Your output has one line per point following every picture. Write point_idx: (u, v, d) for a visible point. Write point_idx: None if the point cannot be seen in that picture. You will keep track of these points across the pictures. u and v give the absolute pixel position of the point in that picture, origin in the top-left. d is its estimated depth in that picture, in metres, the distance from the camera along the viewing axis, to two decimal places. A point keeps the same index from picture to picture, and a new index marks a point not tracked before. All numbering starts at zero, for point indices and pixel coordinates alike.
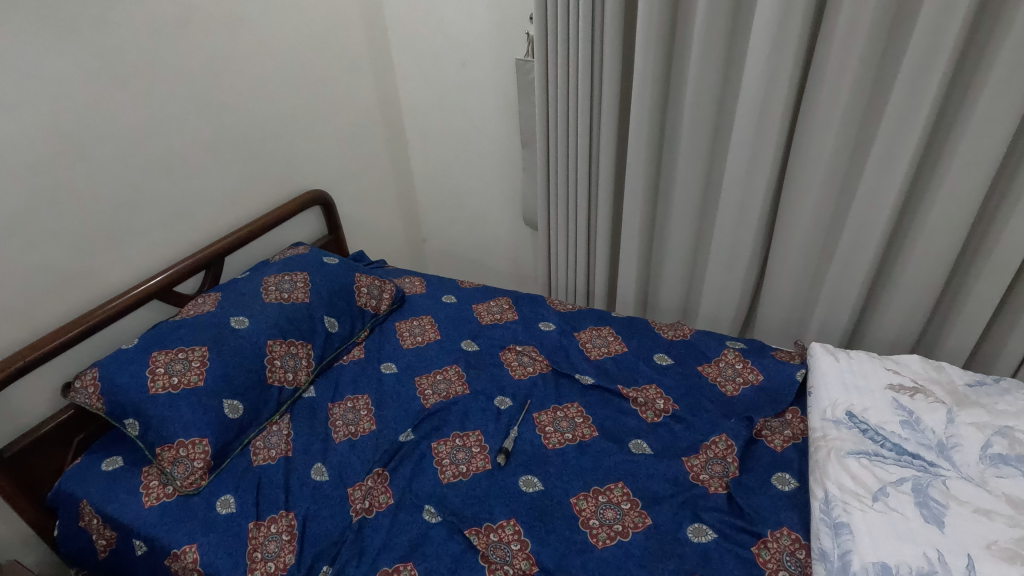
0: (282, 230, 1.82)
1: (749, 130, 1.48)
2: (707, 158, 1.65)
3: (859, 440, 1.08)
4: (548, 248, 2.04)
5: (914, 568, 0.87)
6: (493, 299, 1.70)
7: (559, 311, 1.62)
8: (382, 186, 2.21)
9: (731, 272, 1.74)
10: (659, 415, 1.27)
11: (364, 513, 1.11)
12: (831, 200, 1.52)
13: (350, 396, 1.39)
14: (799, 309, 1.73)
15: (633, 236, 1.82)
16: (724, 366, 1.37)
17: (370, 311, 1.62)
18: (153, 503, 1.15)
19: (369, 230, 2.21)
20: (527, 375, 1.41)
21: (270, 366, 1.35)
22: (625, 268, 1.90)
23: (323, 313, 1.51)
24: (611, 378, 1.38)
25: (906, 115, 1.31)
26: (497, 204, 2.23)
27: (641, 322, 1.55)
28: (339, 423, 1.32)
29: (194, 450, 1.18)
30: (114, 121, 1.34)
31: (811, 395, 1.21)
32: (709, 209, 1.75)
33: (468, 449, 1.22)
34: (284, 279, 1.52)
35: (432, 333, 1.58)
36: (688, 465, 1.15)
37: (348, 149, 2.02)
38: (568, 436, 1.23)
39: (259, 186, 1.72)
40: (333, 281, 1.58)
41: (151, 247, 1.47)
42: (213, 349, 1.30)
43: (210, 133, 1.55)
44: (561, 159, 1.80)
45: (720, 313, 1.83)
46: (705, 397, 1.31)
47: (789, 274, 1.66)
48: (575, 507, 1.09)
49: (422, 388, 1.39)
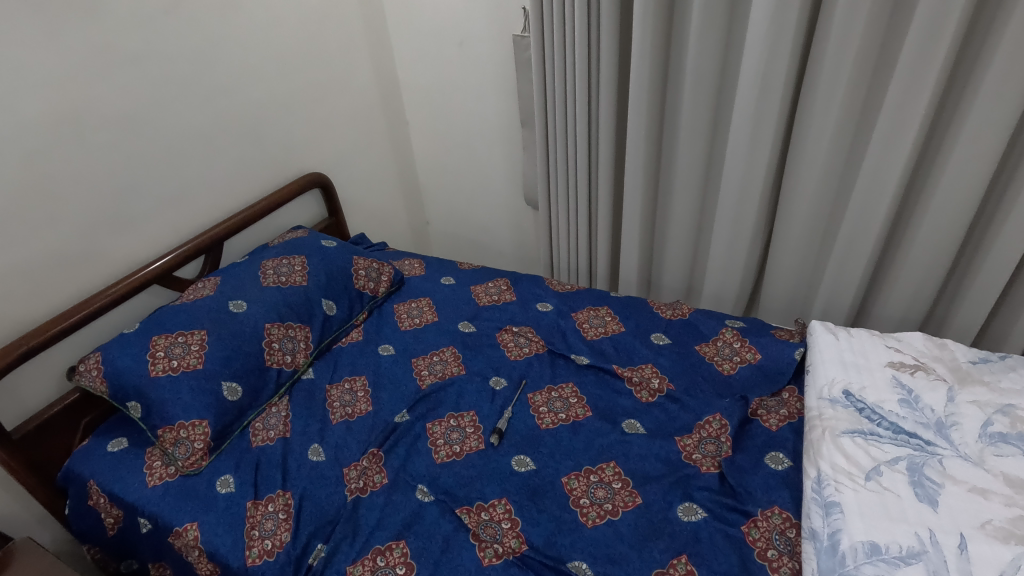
0: (282, 213, 1.82)
1: (749, 107, 1.44)
2: (708, 135, 1.61)
3: (855, 419, 1.07)
4: (549, 229, 2.03)
5: (904, 548, 0.86)
6: (491, 280, 1.69)
7: (558, 292, 1.61)
8: (383, 170, 2.21)
9: (734, 250, 1.71)
10: (654, 395, 1.25)
11: (358, 493, 1.12)
12: (834, 176, 1.49)
13: (347, 377, 1.41)
14: (802, 289, 1.71)
15: (633, 215, 1.80)
16: (722, 345, 1.36)
17: (368, 293, 1.62)
18: (156, 482, 1.19)
19: (371, 213, 2.21)
20: (523, 356, 1.40)
21: (268, 349, 1.37)
22: (627, 247, 1.88)
23: (320, 296, 1.52)
24: (607, 359, 1.37)
25: (912, 87, 1.26)
26: (499, 184, 2.21)
27: (639, 302, 1.53)
28: (337, 404, 1.33)
29: (194, 431, 1.21)
30: (107, 109, 1.34)
31: (809, 373, 1.20)
32: (712, 187, 1.73)
33: (462, 430, 1.23)
34: (282, 263, 1.53)
35: (430, 315, 1.58)
36: (681, 444, 1.13)
37: (347, 132, 2.01)
38: (561, 416, 1.23)
39: (257, 171, 1.72)
40: (331, 264, 1.59)
41: (150, 234, 1.48)
42: (212, 333, 1.33)
43: (205, 119, 1.55)
44: (560, 138, 1.77)
45: (723, 292, 1.82)
46: (700, 375, 1.29)
47: (792, 252, 1.63)
48: (566, 487, 1.08)
49: (418, 369, 1.40)
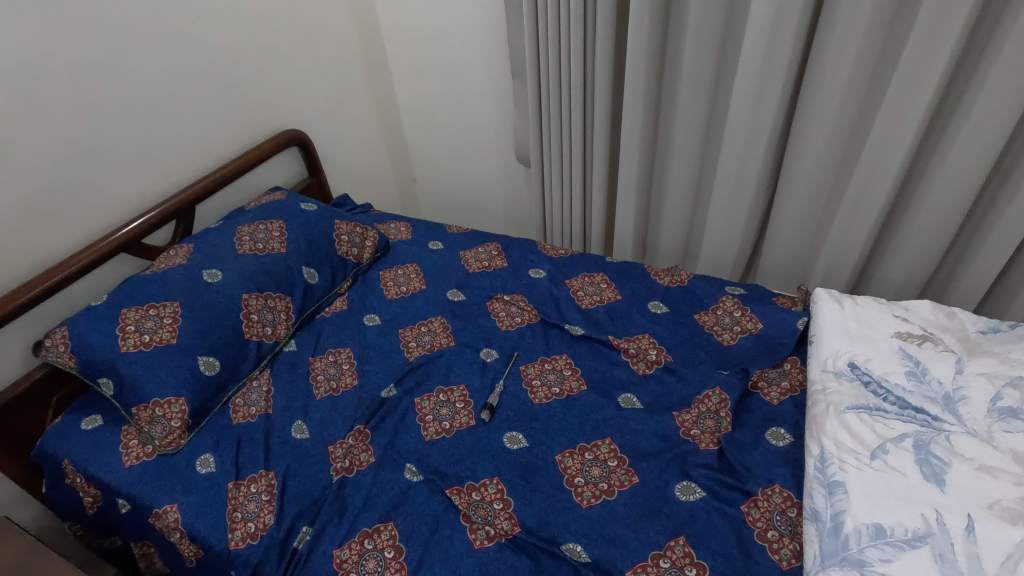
0: (259, 174, 1.71)
1: (755, 56, 1.35)
2: (710, 88, 1.52)
3: (860, 394, 1.03)
4: (542, 189, 1.94)
5: (909, 530, 0.83)
6: (481, 245, 1.61)
7: (550, 257, 1.54)
8: (366, 127, 2.09)
9: (734, 212, 1.65)
10: (651, 367, 1.20)
11: (344, 473, 1.08)
12: (844, 132, 1.40)
13: (331, 349, 1.35)
14: (805, 252, 1.65)
15: (630, 174, 1.72)
16: (722, 314, 1.30)
17: (352, 260, 1.54)
18: (133, 462, 1.14)
19: (355, 173, 2.10)
20: (515, 326, 1.34)
21: (247, 321, 1.31)
22: (623, 208, 1.80)
23: (301, 264, 1.44)
24: (602, 329, 1.31)
25: (933, 37, 1.17)
26: (489, 141, 2.10)
27: (635, 268, 1.47)
28: (321, 378, 1.28)
29: (171, 409, 1.16)
30: (59, 61, 1.22)
31: (812, 345, 1.15)
32: (713, 144, 1.64)
33: (452, 405, 1.18)
34: (259, 228, 1.45)
35: (417, 283, 1.51)
36: (679, 420, 1.08)
37: (326, 86, 1.88)
38: (555, 390, 1.18)
39: (229, 127, 1.60)
40: (312, 229, 1.50)
41: (115, 198, 1.38)
42: (186, 305, 1.26)
43: (170, 71, 1.43)
44: (553, 92, 1.67)
45: (722, 255, 1.76)
46: (699, 346, 1.24)
47: (795, 214, 1.57)
48: (560, 465, 1.04)
49: (405, 341, 1.34)
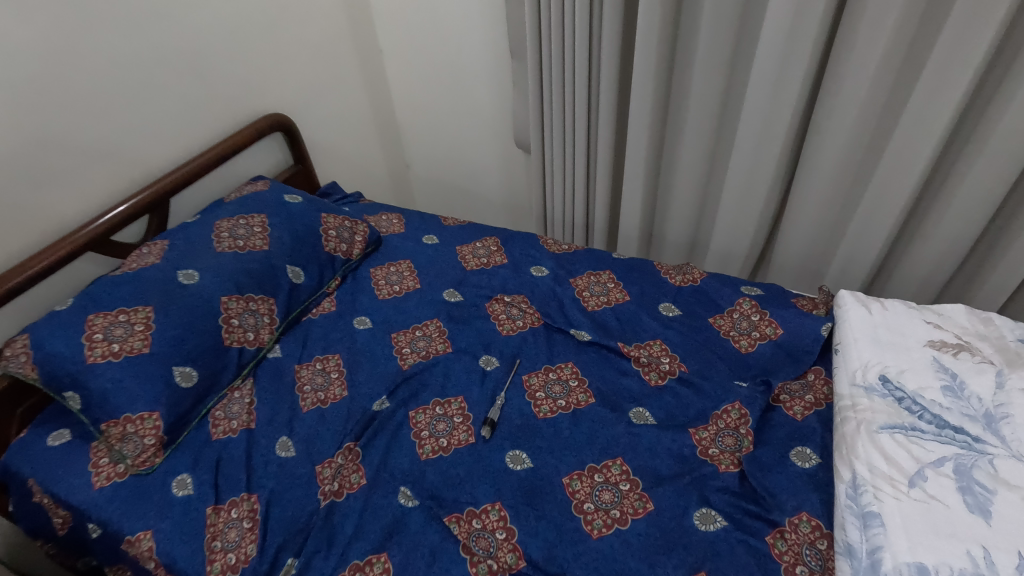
0: (240, 163, 1.59)
1: (778, 34, 1.24)
2: (726, 69, 1.41)
3: (894, 412, 0.95)
4: (543, 176, 1.83)
5: (955, 571, 0.76)
6: (479, 239, 1.51)
7: (553, 253, 1.44)
8: (356, 109, 1.96)
9: (749, 202, 1.55)
10: (664, 377, 1.11)
11: (333, 497, 0.99)
12: (871, 118, 1.30)
13: (319, 356, 1.25)
14: (822, 245, 1.56)
15: (638, 162, 1.61)
16: (739, 318, 1.21)
17: (341, 256, 1.44)
18: (103, 484, 1.05)
19: (344, 159, 1.98)
20: (516, 330, 1.25)
21: (226, 326, 1.21)
22: (629, 197, 1.70)
23: (285, 262, 1.33)
24: (611, 334, 1.22)
25: (978, 15, 1.06)
26: (486, 124, 1.98)
27: (644, 265, 1.37)
28: (307, 389, 1.18)
29: (143, 426, 1.06)
30: (8, 39, 1.09)
31: (839, 354, 1.07)
32: (727, 130, 1.53)
33: (449, 420, 1.09)
34: (239, 224, 1.34)
35: (412, 282, 1.41)
36: (696, 438, 1.00)
37: (311, 65, 1.75)
38: (561, 403, 1.09)
39: (206, 111, 1.47)
40: (297, 223, 1.39)
41: (80, 191, 1.26)
42: (159, 309, 1.15)
43: (137, 50, 1.30)
44: (557, 72, 1.55)
45: (733, 247, 1.66)
46: (715, 354, 1.15)
47: (814, 205, 1.47)
48: (568, 489, 0.96)
49: (399, 346, 1.25)
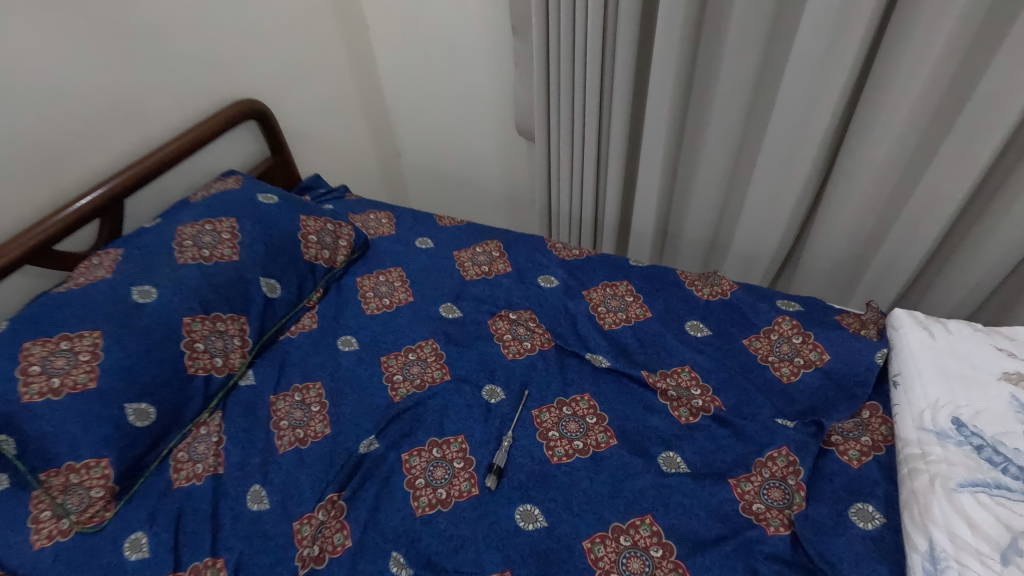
0: (209, 155, 1.41)
1: (829, 9, 1.07)
2: (761, 50, 1.24)
3: (974, 465, 0.80)
4: (548, 169, 1.65)
5: None
6: (479, 244, 1.34)
7: (563, 261, 1.28)
8: (340, 93, 1.77)
9: (780, 201, 1.38)
10: (696, 415, 0.96)
11: (313, 564, 0.85)
12: (929, 108, 1.14)
13: (298, 384, 1.09)
14: (858, 248, 1.41)
15: (656, 154, 1.44)
16: (777, 340, 1.06)
17: (323, 264, 1.27)
18: (43, 544, 0.87)
19: (327, 148, 1.79)
20: (523, 354, 1.09)
21: (190, 353, 1.04)
22: (644, 193, 1.54)
23: (259, 274, 1.16)
24: (632, 359, 1.07)
25: None
26: (485, 109, 1.79)
27: (667, 276, 1.21)
28: (285, 425, 1.03)
29: (89, 476, 0.91)
30: None
31: (900, 389, 0.92)
32: (758, 119, 1.36)
33: (449, 465, 0.94)
34: (204, 229, 1.16)
35: (404, 294, 1.25)
36: (738, 492, 0.86)
37: (289, 44, 1.55)
38: (578, 445, 0.94)
39: (166, 98, 1.28)
40: (273, 228, 1.22)
41: (16, 194, 1.08)
42: (109, 334, 0.98)
43: (78, 26, 1.10)
44: (566, 53, 1.36)
45: (759, 249, 1.51)
46: (754, 384, 1.00)
47: (855, 204, 1.31)
48: (589, 555, 0.82)
49: (389, 373, 1.09)
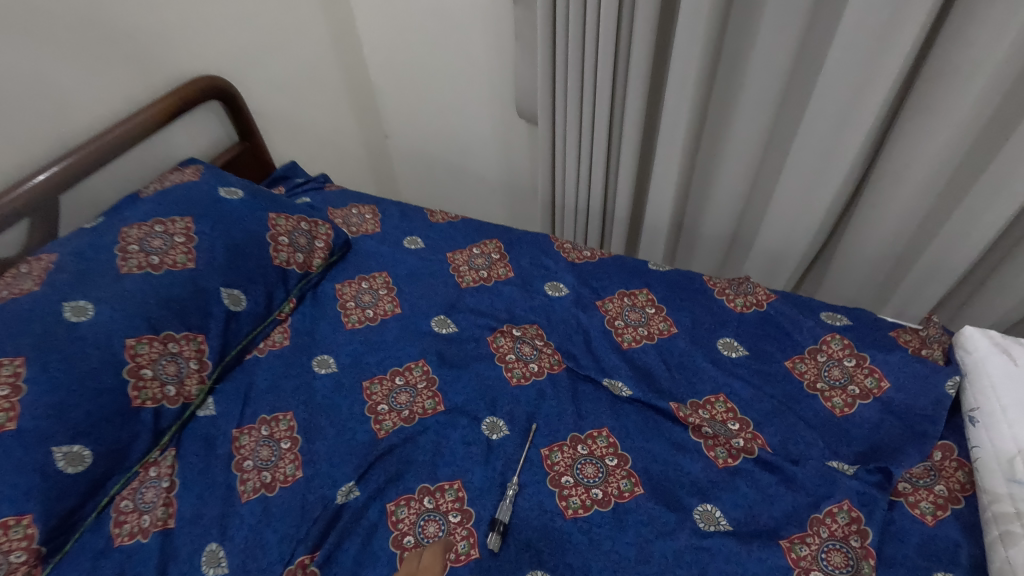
0: (163, 141, 1.22)
1: None
2: (805, 18, 1.06)
3: None
4: (552, 156, 1.47)
5: None
6: (476, 245, 1.18)
7: (572, 265, 1.12)
8: (318, 70, 1.58)
9: (815, 195, 1.22)
10: (735, 457, 0.82)
11: None
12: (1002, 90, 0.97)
13: (265, 415, 0.93)
14: (899, 249, 1.26)
15: (677, 140, 1.27)
16: (826, 362, 0.91)
17: (296, 270, 1.11)
18: None
19: (305, 132, 1.61)
20: (529, 379, 0.94)
21: (136, 381, 0.87)
22: (660, 183, 1.37)
23: (219, 284, 0.99)
24: (656, 386, 0.92)
25: None
26: (481, 88, 1.61)
27: (692, 284, 1.06)
28: (249, 466, 0.87)
29: (12, 537, 0.72)
30: None
31: (981, 429, 0.77)
32: (795, 100, 1.19)
33: (444, 519, 0.79)
34: (154, 232, 0.98)
35: (390, 304, 1.09)
36: (793, 557, 0.71)
37: (258, 13, 1.36)
38: (596, 494, 0.79)
39: (110, 73, 1.09)
40: (237, 228, 1.05)
41: None
42: (34, 362, 0.80)
43: None
44: (576, 23, 1.17)
45: (786, 248, 1.35)
46: (802, 417, 0.85)
47: (902, 200, 1.15)
48: None
49: (373, 401, 0.94)
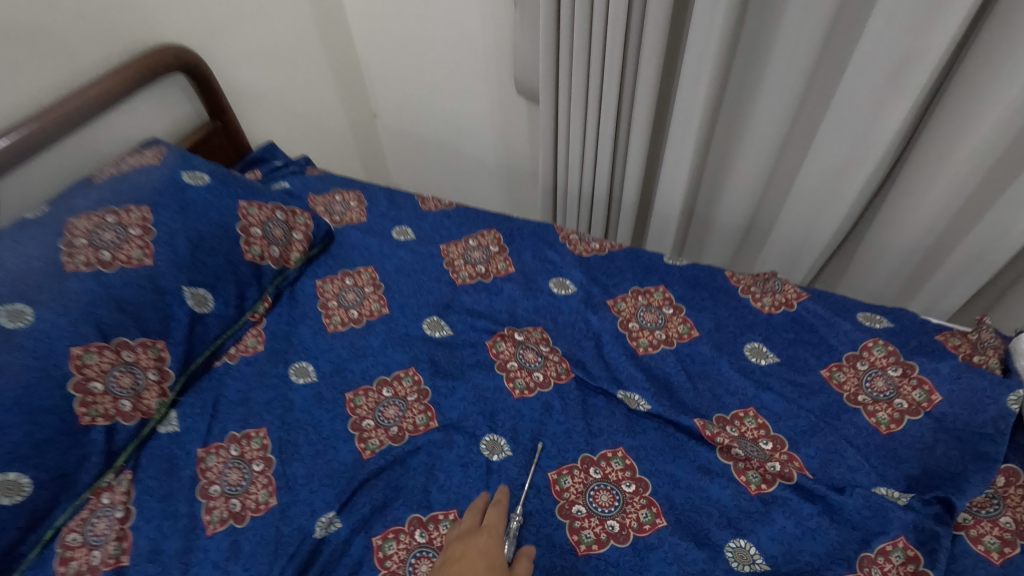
0: (116, 116, 1.08)
1: None
2: None
3: None
4: (554, 135, 1.35)
5: None
6: (473, 235, 1.07)
7: (580, 260, 1.01)
8: (298, 41, 1.44)
9: (844, 181, 1.10)
10: (769, 482, 0.72)
11: None
12: None
13: (236, 432, 0.82)
14: (931, 243, 1.14)
15: (693, 118, 1.14)
16: (867, 371, 0.81)
17: (271, 265, 0.99)
18: None
19: (285, 109, 1.48)
20: (534, 391, 0.83)
21: (84, 397, 0.76)
22: (672, 166, 1.24)
23: (181, 283, 0.88)
24: (676, 399, 0.81)
25: None
26: (475, 62, 1.47)
27: (714, 281, 0.95)
28: (217, 492, 0.76)
29: None
30: None
31: None
32: (826, 74, 1.07)
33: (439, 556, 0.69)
34: (105, 223, 0.84)
35: (376, 303, 0.98)
36: None
37: None
38: (613, 527, 0.69)
39: (54, 41, 0.95)
40: (200, 219, 0.92)
41: None
42: None
43: None
44: None
45: (808, 238, 1.23)
46: (843, 436, 0.76)
47: (942, 188, 1.03)
48: None
49: (358, 416, 0.83)
